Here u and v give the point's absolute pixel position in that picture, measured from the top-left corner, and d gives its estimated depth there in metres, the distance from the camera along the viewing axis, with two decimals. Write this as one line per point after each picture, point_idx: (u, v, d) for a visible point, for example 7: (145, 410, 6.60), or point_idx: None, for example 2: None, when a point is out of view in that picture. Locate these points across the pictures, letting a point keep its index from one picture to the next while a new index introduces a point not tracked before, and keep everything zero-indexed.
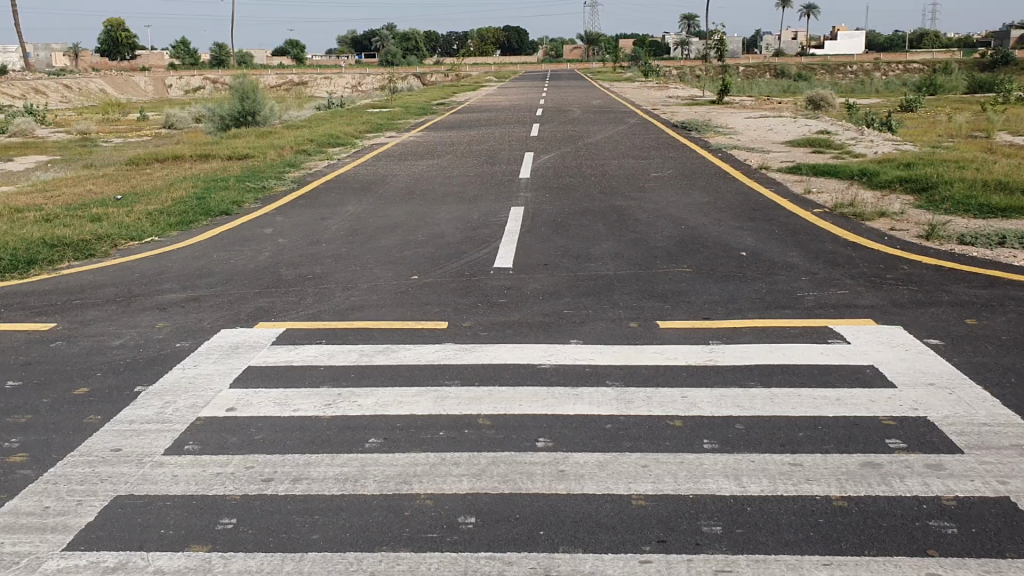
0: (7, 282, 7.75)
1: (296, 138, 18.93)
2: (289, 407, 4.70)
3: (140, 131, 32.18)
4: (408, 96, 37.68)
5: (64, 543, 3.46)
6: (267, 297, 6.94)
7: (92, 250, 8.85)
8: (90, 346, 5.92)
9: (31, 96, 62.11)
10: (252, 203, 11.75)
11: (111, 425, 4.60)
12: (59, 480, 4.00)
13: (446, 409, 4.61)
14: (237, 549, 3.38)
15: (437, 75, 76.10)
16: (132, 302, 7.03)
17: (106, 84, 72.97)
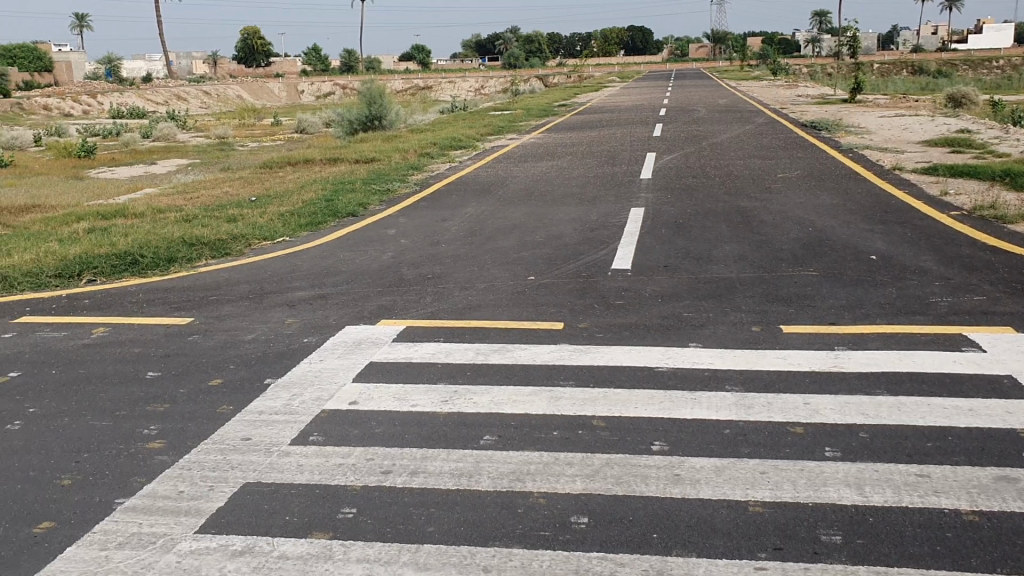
0: (151, 279, 8.20)
1: (420, 142, 19.32)
2: (408, 403, 4.82)
3: (273, 136, 33.51)
4: (532, 99, 37.97)
5: (197, 526, 3.65)
6: (390, 296, 7.13)
7: (227, 249, 9.28)
8: (224, 340, 6.22)
9: (174, 103, 65.52)
10: (377, 204, 12.06)
11: (242, 415, 4.82)
12: (193, 466, 4.22)
13: (561, 409, 4.64)
14: (357, 538, 3.49)
15: (560, 77, 76.31)
16: (263, 299, 7.33)
17: (243, 91, 76.29)
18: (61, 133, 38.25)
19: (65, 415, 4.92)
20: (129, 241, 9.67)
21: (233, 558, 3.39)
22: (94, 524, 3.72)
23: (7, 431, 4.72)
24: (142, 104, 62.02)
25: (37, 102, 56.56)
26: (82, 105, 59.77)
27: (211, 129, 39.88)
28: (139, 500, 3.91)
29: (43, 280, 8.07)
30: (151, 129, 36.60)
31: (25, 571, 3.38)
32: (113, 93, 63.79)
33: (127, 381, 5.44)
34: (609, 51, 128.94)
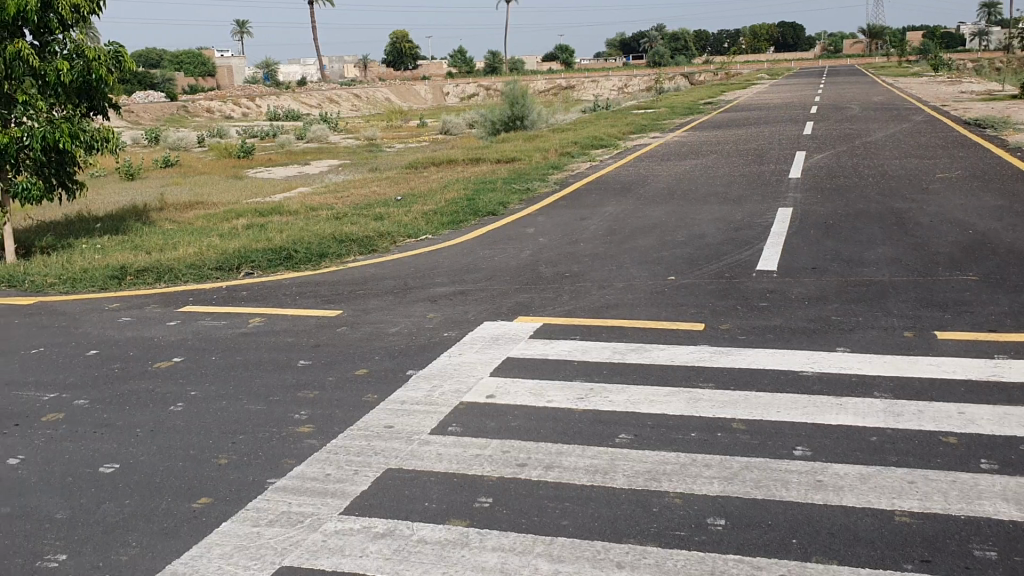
0: (303, 273, 8.57)
1: (561, 142, 19.35)
2: (545, 398, 4.86)
3: (418, 137, 34.45)
4: (676, 98, 37.60)
5: (341, 508, 3.81)
6: (528, 293, 7.21)
7: (374, 245, 9.62)
8: (370, 332, 6.45)
9: (327, 105, 68.22)
10: (518, 204, 12.18)
11: (385, 404, 4.99)
12: (339, 450, 4.41)
13: (699, 410, 4.58)
14: (493, 527, 3.56)
15: (705, 74, 75.04)
16: (406, 294, 7.54)
17: (391, 93, 78.66)
18: (221, 134, 40.41)
19: (223, 399, 5.21)
20: (284, 237, 10.14)
21: (375, 540, 3.52)
22: (248, 501, 3.94)
23: (171, 412, 5.04)
24: (296, 107, 64.74)
25: (200, 104, 59.90)
26: (242, 108, 63.02)
27: (360, 130, 41.23)
28: (288, 480, 4.11)
29: (205, 272, 8.57)
30: (304, 130, 38.18)
31: (185, 543, 3.61)
32: (269, 96, 66.80)
33: (280, 368, 5.72)
34: (756, 49, 125.61)
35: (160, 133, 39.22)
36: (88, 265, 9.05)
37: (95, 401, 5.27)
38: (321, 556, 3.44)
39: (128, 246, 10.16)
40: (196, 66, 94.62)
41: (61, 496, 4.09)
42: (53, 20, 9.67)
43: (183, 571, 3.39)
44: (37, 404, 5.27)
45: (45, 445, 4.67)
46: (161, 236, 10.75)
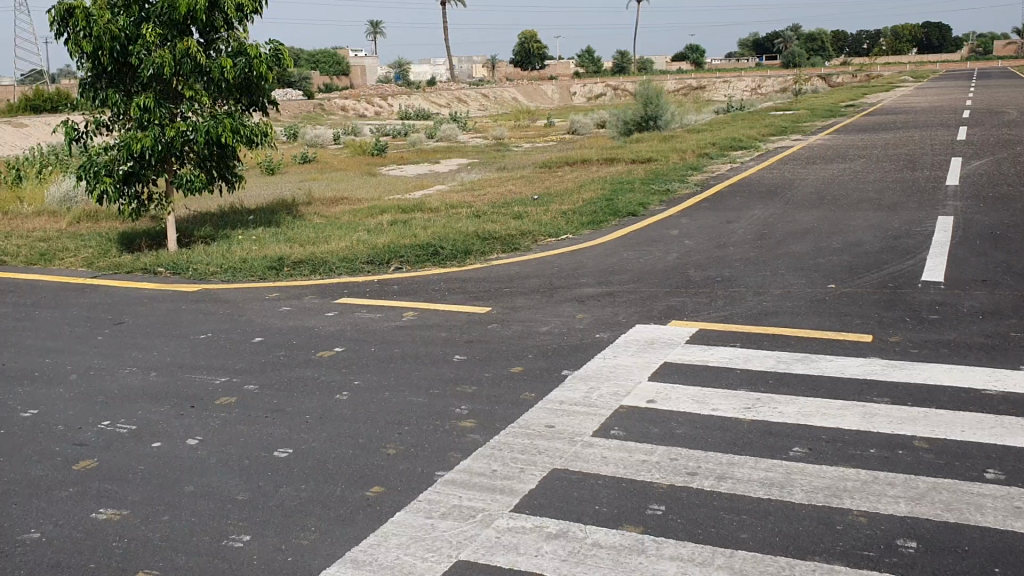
0: (450, 269, 8.67)
1: (698, 142, 19.01)
2: (709, 406, 4.75)
3: (547, 137, 34.45)
4: (814, 99, 36.44)
5: (511, 505, 3.82)
6: (679, 296, 7.08)
7: (516, 243, 9.65)
8: (522, 330, 6.46)
9: (456, 104, 69.21)
10: (659, 205, 12.00)
11: (544, 403, 4.98)
12: (503, 446, 4.42)
13: (875, 426, 4.38)
14: (669, 536, 3.49)
15: (844, 75, 72.44)
16: (554, 293, 7.53)
17: (519, 93, 79.19)
18: (356, 134, 41.48)
19: (385, 390, 5.32)
20: (429, 234, 10.31)
21: (549, 540, 3.51)
22: (419, 492, 3.99)
23: (337, 400, 5.18)
24: (427, 106, 65.88)
25: (336, 103, 61.73)
26: (375, 108, 64.46)
27: (489, 130, 41.61)
28: (457, 474, 4.15)
29: (358, 266, 8.80)
30: (435, 130, 38.83)
31: (363, 530, 3.69)
32: (401, 96, 68.17)
33: (437, 362, 5.79)
34: (898, 50, 120.47)
35: (297, 130, 40.60)
36: (247, 256, 9.41)
37: (264, 387, 5.46)
38: (496, 552, 3.45)
39: (282, 239, 10.53)
40: (332, 66, 97.76)
41: (240, 478, 4.24)
42: (219, 19, 10.06)
43: (363, 559, 3.46)
44: (210, 387, 5.50)
45: (221, 428, 4.86)
46: (312, 230, 11.10)
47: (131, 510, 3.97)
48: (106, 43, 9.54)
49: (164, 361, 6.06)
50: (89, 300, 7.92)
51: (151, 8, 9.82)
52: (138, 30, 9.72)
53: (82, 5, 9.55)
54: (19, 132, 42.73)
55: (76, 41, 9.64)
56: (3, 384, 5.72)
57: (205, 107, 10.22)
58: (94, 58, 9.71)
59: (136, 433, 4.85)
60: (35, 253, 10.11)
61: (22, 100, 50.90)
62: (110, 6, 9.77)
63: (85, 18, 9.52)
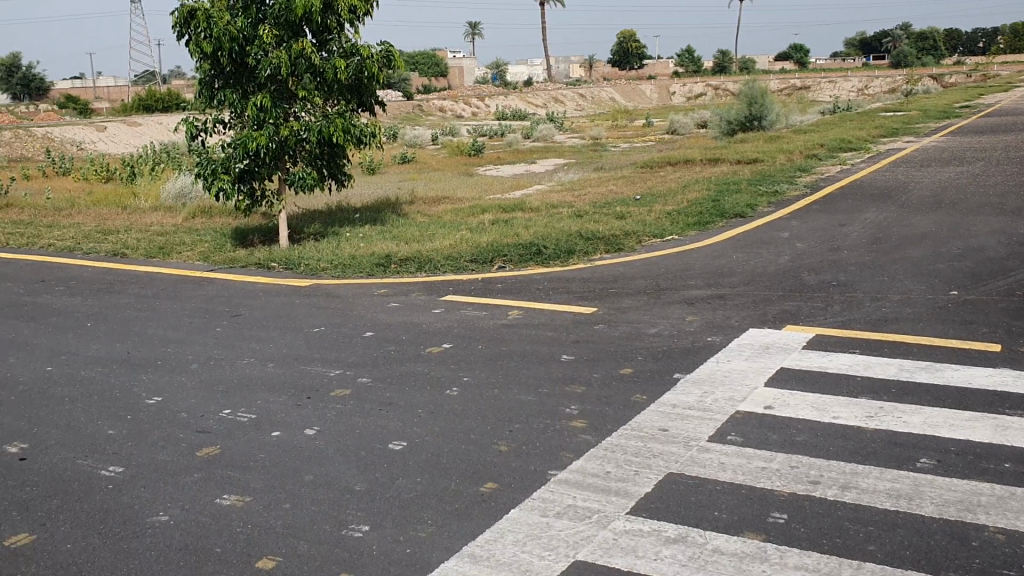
0: (554, 269, 8.66)
1: (804, 143, 18.56)
2: (829, 414, 4.62)
3: (647, 136, 34.18)
4: (926, 100, 35.14)
5: (628, 507, 3.79)
6: (793, 300, 6.91)
7: (621, 243, 9.57)
8: (631, 331, 6.40)
9: (553, 104, 69.29)
10: (767, 207, 11.74)
11: (656, 406, 4.91)
12: (617, 448, 4.38)
13: (1007, 439, 4.19)
14: (793, 545, 3.40)
15: (957, 75, 69.72)
16: (661, 295, 7.45)
17: (616, 93, 78.77)
18: (454, 134, 41.95)
19: (496, 387, 5.34)
20: (532, 233, 10.32)
21: (668, 544, 3.46)
22: (533, 490, 3.99)
23: (448, 396, 5.22)
24: (524, 106, 66.17)
25: (434, 104, 62.69)
26: (472, 108, 65.05)
27: (586, 130, 41.49)
28: (570, 474, 4.13)
29: (462, 264, 8.87)
30: (533, 130, 38.94)
31: (479, 526, 3.70)
32: (498, 96, 68.65)
33: (546, 361, 5.79)
34: (1015, 49, 115.27)
35: (396, 130, 41.25)
36: (355, 253, 9.59)
37: (377, 380, 5.55)
38: (615, 554, 3.42)
39: (388, 236, 10.71)
40: (431, 67, 99.02)
41: (356, 470, 4.31)
42: (333, 20, 10.27)
43: (481, 554, 3.47)
44: (325, 379, 5.62)
45: (337, 419, 4.96)
46: (417, 228, 11.25)
47: (253, 497, 4.08)
48: (225, 44, 9.85)
49: (280, 353, 6.22)
50: (205, 293, 8.20)
51: (268, 10, 10.11)
52: (256, 31, 10.00)
53: (203, 7, 9.89)
54: (133, 131, 44.55)
55: (197, 42, 10.00)
56: (130, 371, 5.96)
57: (317, 107, 10.46)
58: (214, 58, 10.04)
59: (256, 421, 4.99)
60: (154, 247, 10.51)
61: (134, 102, 53.29)
62: (230, 8, 10.11)
63: (206, 19, 9.85)
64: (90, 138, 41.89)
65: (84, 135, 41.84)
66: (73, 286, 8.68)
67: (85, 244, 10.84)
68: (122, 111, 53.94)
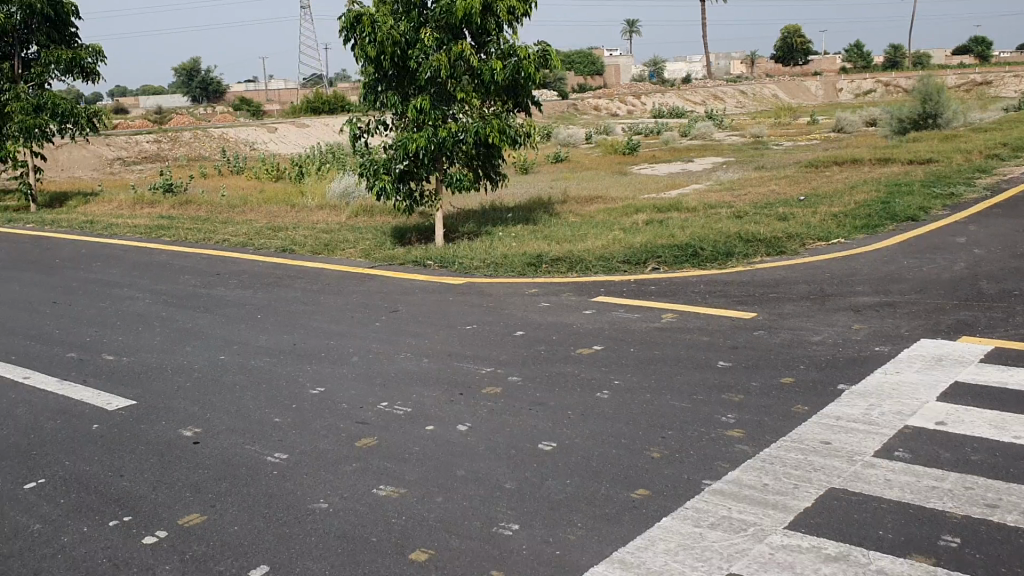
0: (711, 271, 8.47)
1: (984, 142, 17.42)
2: (1009, 433, 4.30)
3: (810, 134, 32.99)
4: None
5: (786, 522, 3.64)
6: (970, 310, 6.48)
7: (782, 246, 9.25)
8: (791, 338, 6.17)
9: (711, 102, 67.98)
10: (942, 210, 11.08)
11: (817, 418, 4.71)
12: (774, 460, 4.23)
13: None
14: (966, 572, 3.17)
15: None
16: (825, 301, 7.15)
17: (779, 91, 76.45)
18: (609, 133, 41.80)
19: (649, 391, 5.26)
20: (688, 234, 10.12)
21: (828, 562, 3.30)
22: (685, 499, 3.90)
23: (598, 398, 5.18)
24: (681, 104, 65.23)
25: (589, 103, 62.83)
26: (628, 106, 64.67)
27: (746, 128, 40.45)
28: (725, 484, 4.01)
29: (615, 265, 8.80)
30: (689, 128, 38.31)
31: (630, 532, 3.65)
32: (655, 95, 68.00)
33: (701, 367, 5.65)
34: None
35: (552, 130, 41.49)
36: (508, 252, 9.69)
37: (528, 380, 5.58)
38: (771, 569, 3.29)
39: (541, 236, 10.76)
40: (587, 67, 98.97)
41: (507, 468, 4.33)
42: (492, 22, 10.39)
43: (631, 561, 3.42)
44: (478, 377, 5.69)
45: (489, 416, 5.01)
46: (571, 227, 11.25)
47: (407, 489, 4.17)
48: (388, 48, 10.12)
49: (435, 349, 6.35)
50: (365, 288, 8.48)
51: (430, 13, 10.35)
52: (418, 34, 10.24)
53: (368, 12, 10.23)
54: (300, 131, 46.68)
55: (362, 46, 10.35)
56: (295, 362, 6.23)
57: (475, 108, 10.63)
58: (378, 62, 10.37)
59: (411, 415, 5.10)
60: (319, 244, 10.95)
61: (302, 103, 55.93)
62: (394, 12, 10.42)
63: (371, 24, 10.17)
64: (261, 138, 44.19)
65: (256, 135, 44.20)
66: (245, 279, 9.17)
67: (256, 240, 11.42)
68: (291, 112, 56.63)
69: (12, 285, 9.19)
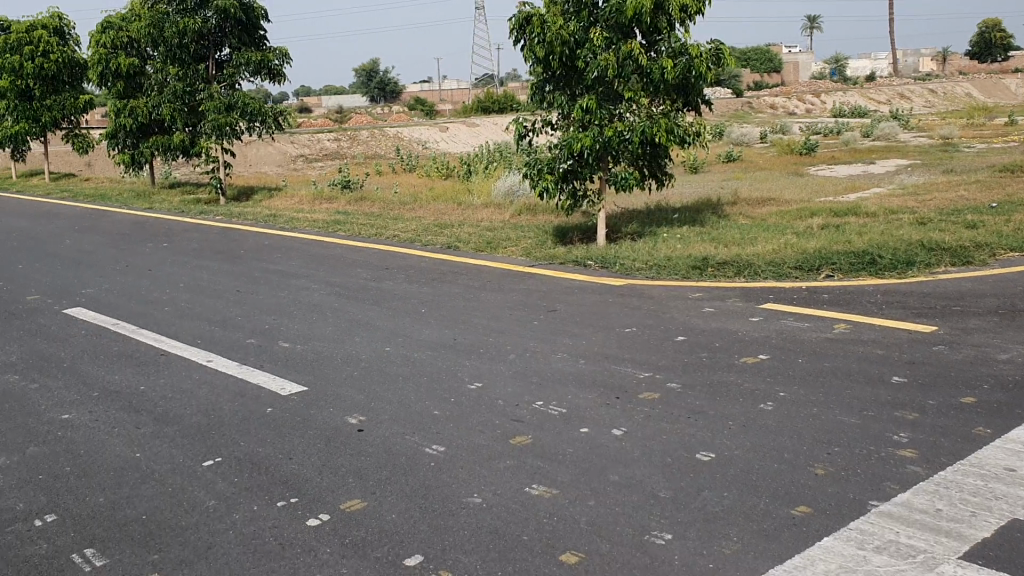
0: (888, 281, 8.03)
1: None
2: None
3: (1008, 136, 30.77)
4: None
5: (960, 552, 3.40)
6: None
7: (969, 256, 8.66)
8: (975, 355, 5.76)
9: (897, 101, 64.61)
10: None
11: (1001, 443, 4.37)
12: (950, 484, 3.95)
13: None
14: None
15: None
16: (1016, 317, 6.63)
17: (973, 90, 71.74)
18: (784, 132, 40.49)
19: (815, 405, 5.03)
20: (865, 240, 9.64)
21: None
22: (850, 520, 3.71)
23: (761, 410, 5.01)
24: (863, 103, 62.34)
25: (765, 103, 61.16)
26: (807, 104, 62.41)
27: (935, 128, 38.19)
28: (894, 507, 3.79)
29: (784, 270, 8.49)
30: (872, 128, 36.55)
31: (788, 549, 3.50)
32: (835, 94, 65.30)
33: (873, 382, 5.36)
34: None
35: (725, 129, 40.58)
36: (672, 254, 9.54)
37: (688, 386, 5.46)
38: None
39: (706, 238, 10.54)
40: (763, 66, 96.19)
41: (661, 475, 4.25)
42: (663, 21, 10.23)
43: None
44: (636, 381, 5.61)
45: (645, 422, 4.94)
46: (738, 231, 10.95)
47: (560, 490, 4.16)
48: (557, 47, 10.20)
49: (594, 350, 6.32)
50: (527, 286, 8.55)
51: (600, 12, 10.31)
52: (587, 34, 10.24)
53: (539, 13, 10.33)
54: (471, 131, 47.71)
55: (532, 47, 10.45)
56: (455, 357, 6.35)
57: (643, 108, 10.49)
58: (546, 62, 10.44)
59: (566, 416, 5.09)
60: (483, 241, 11.15)
61: (474, 102, 57.25)
62: (565, 12, 10.46)
63: (541, 24, 10.26)
64: (434, 137, 45.49)
65: (429, 135, 45.54)
66: (412, 274, 9.44)
67: (423, 237, 11.75)
68: (463, 112, 57.97)
69: (201, 273, 9.84)
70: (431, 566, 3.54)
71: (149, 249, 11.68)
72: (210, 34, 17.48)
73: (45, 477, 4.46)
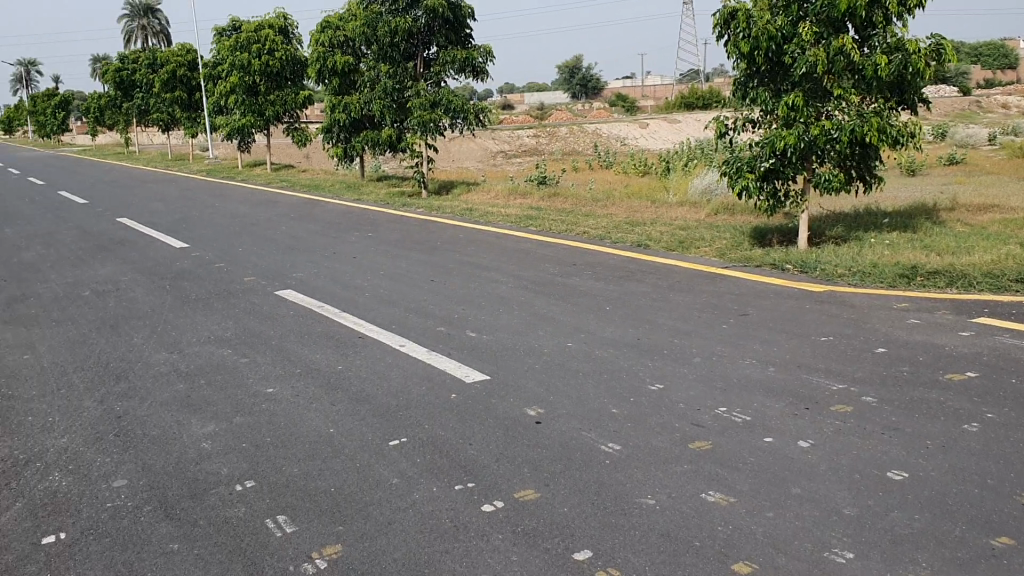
0: None
1: None
2: None
3: None
4: None
5: None
6: None
7: None
8: None
9: None
10: None
11: None
12: None
13: None
14: None
15: None
16: None
17: None
18: (1015, 133, 37.50)
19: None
20: None
21: None
22: None
23: (965, 431, 4.65)
24: None
25: (994, 102, 56.89)
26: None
27: None
28: None
29: (1003, 283, 7.85)
30: None
31: None
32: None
33: None
34: None
35: (947, 129, 38.06)
36: (876, 261, 9.04)
37: (884, 401, 5.16)
38: None
39: (918, 245, 9.91)
40: (995, 60, 89.47)
41: (848, 492, 4.04)
42: (879, 14, 9.65)
43: None
44: (828, 392, 5.36)
45: (835, 435, 4.70)
46: (954, 238, 10.21)
47: (738, 499, 4.04)
48: (763, 43, 9.89)
49: (784, 357, 6.09)
50: (718, 288, 8.35)
51: (811, 6, 9.87)
52: (796, 28, 9.85)
53: (745, 8, 10.05)
54: (673, 129, 47.20)
55: (736, 42, 10.20)
56: (639, 356, 6.30)
57: (853, 106, 9.96)
58: (751, 58, 10.16)
59: (750, 424, 4.94)
60: (676, 240, 11.00)
61: (678, 98, 56.62)
62: (773, 6, 10.11)
63: (746, 19, 9.99)
64: (634, 134, 45.33)
65: (629, 131, 45.43)
66: (600, 271, 9.44)
67: (615, 234, 11.74)
68: (664, 108, 57.38)
69: (400, 262, 10.28)
70: (599, 563, 3.54)
71: (355, 237, 12.33)
72: (419, 34, 18.11)
73: (247, 445, 4.81)
